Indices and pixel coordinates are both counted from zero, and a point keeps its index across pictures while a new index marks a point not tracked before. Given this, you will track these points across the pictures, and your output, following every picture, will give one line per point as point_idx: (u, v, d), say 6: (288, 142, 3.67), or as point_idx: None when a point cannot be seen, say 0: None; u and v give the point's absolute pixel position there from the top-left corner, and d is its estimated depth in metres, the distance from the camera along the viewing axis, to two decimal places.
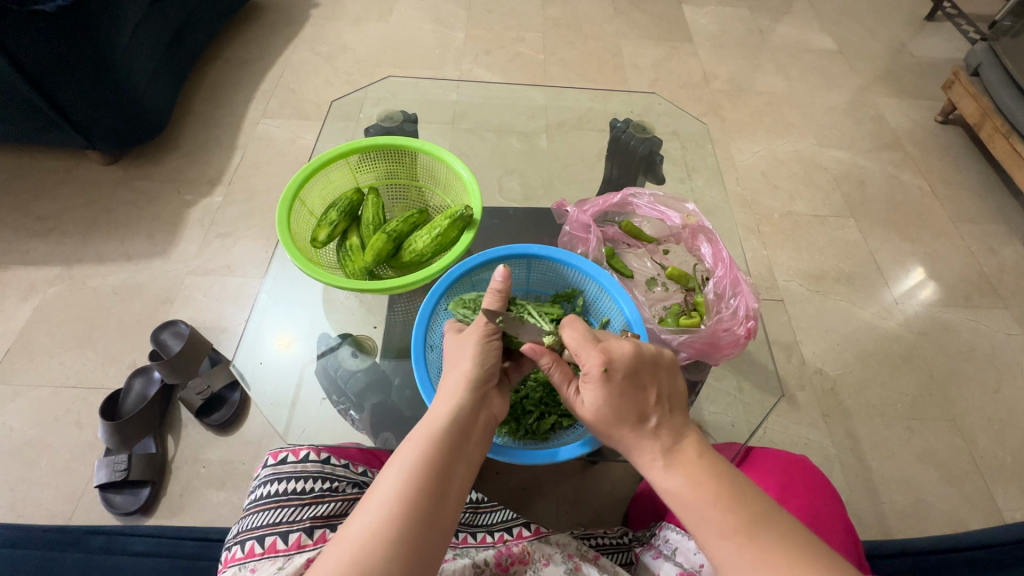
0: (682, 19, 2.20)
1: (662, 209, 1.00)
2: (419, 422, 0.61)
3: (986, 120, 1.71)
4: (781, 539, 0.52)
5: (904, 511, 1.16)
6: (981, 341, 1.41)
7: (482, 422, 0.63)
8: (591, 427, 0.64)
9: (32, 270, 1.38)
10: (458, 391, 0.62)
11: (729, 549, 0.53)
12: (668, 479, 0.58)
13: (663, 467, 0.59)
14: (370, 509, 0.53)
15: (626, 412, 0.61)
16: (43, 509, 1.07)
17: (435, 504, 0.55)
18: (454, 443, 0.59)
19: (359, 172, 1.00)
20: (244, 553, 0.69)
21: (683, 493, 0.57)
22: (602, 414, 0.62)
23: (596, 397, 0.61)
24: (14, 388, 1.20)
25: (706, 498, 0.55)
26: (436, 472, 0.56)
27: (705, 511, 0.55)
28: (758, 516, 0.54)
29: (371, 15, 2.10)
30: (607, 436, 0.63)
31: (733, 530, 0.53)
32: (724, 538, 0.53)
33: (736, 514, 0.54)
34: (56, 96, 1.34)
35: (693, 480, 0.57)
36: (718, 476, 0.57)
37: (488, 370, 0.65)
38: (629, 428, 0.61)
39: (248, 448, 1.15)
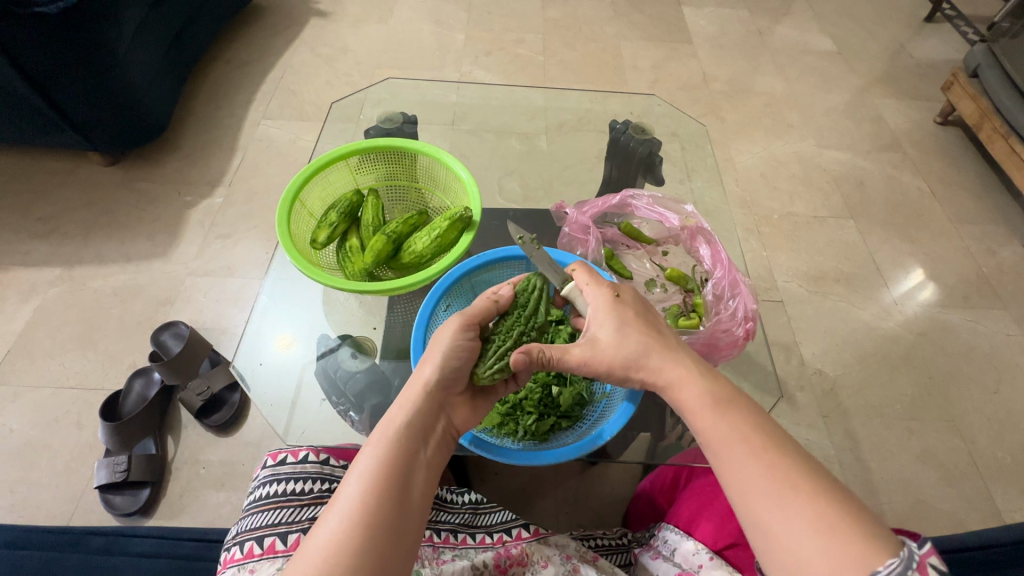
0: (682, 20, 2.21)
1: (661, 211, 1.00)
2: (376, 431, 0.60)
3: (985, 121, 1.72)
4: (805, 467, 0.53)
5: (904, 512, 1.16)
6: (981, 342, 1.41)
7: (441, 428, 0.62)
8: (615, 357, 0.65)
9: (33, 271, 1.39)
10: (413, 396, 0.62)
11: (751, 465, 0.54)
12: (691, 397, 0.61)
13: (689, 382, 0.62)
14: (331, 521, 0.52)
15: (646, 326, 0.67)
16: (43, 510, 1.07)
17: (396, 512, 0.54)
18: (412, 450, 0.58)
19: (359, 173, 1.00)
20: (243, 553, 0.69)
21: (705, 414, 0.59)
22: (625, 330, 0.66)
23: (615, 315, 0.67)
24: (14, 389, 1.20)
25: (731, 420, 0.58)
26: (396, 481, 0.55)
27: (731, 431, 0.57)
28: (781, 442, 0.56)
29: (372, 16, 2.10)
30: (634, 358, 0.65)
31: (760, 451, 0.55)
32: (751, 457, 0.55)
33: (757, 435, 0.56)
34: (57, 98, 1.35)
35: (716, 399, 0.60)
36: (742, 406, 0.60)
37: (452, 372, 0.64)
38: (654, 340, 0.66)
39: (248, 449, 1.15)
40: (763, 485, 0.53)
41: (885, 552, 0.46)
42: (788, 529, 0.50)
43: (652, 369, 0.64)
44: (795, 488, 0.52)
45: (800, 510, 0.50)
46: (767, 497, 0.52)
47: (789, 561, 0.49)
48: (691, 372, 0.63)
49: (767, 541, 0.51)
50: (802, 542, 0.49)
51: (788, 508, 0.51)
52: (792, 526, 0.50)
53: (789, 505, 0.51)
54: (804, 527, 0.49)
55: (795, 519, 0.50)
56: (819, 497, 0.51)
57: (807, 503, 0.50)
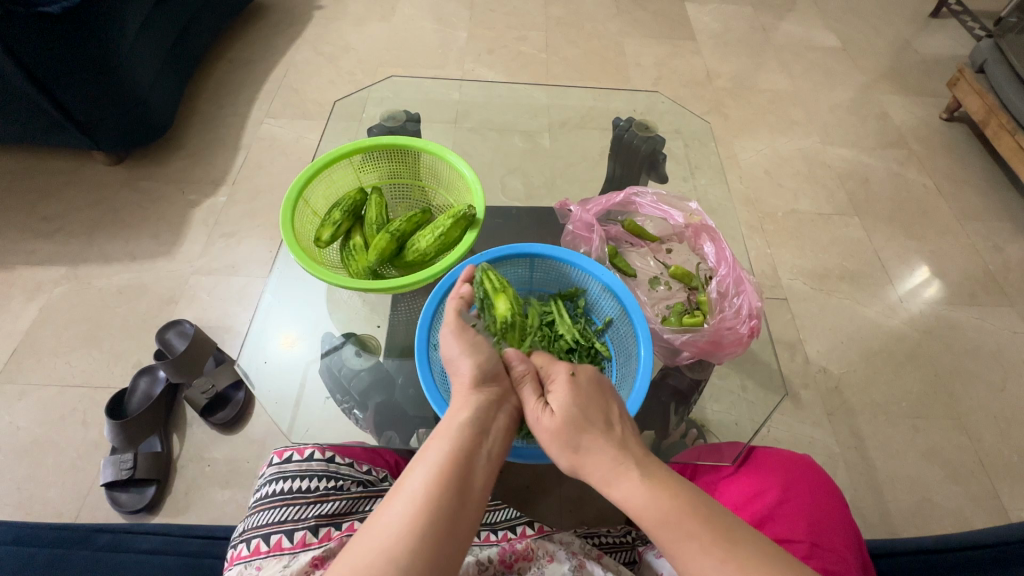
0: (685, 17, 2.19)
1: (665, 209, 1.01)
2: (437, 425, 0.62)
3: (991, 117, 1.70)
4: (755, 557, 0.52)
5: (909, 510, 1.16)
6: (987, 339, 1.40)
7: (500, 421, 0.64)
8: (559, 441, 0.64)
9: (39, 270, 1.39)
10: (469, 393, 0.64)
11: (708, 560, 0.52)
12: (632, 494, 0.58)
13: (630, 474, 0.59)
14: (400, 504, 0.53)
15: (596, 409, 0.65)
16: (51, 508, 1.07)
17: (458, 499, 0.55)
18: (471, 441, 0.60)
19: (362, 172, 1.00)
20: (249, 551, 0.69)
21: (650, 508, 0.57)
22: (573, 412, 0.64)
23: (567, 397, 0.65)
24: (21, 388, 1.21)
25: (679, 514, 0.55)
26: (459, 468, 0.57)
27: (677, 526, 0.55)
28: (731, 529, 0.54)
29: (374, 15, 2.10)
30: (580, 444, 0.62)
31: (710, 545, 0.53)
32: (702, 553, 0.53)
33: (709, 526, 0.54)
34: (62, 98, 1.35)
35: (659, 491, 0.57)
36: (688, 495, 0.57)
37: (491, 363, 0.67)
38: (601, 427, 0.63)
39: (253, 447, 1.15)
40: None
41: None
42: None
43: (595, 458, 0.61)
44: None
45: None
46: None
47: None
48: (633, 464, 0.60)
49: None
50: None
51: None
52: None
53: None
54: None
55: None
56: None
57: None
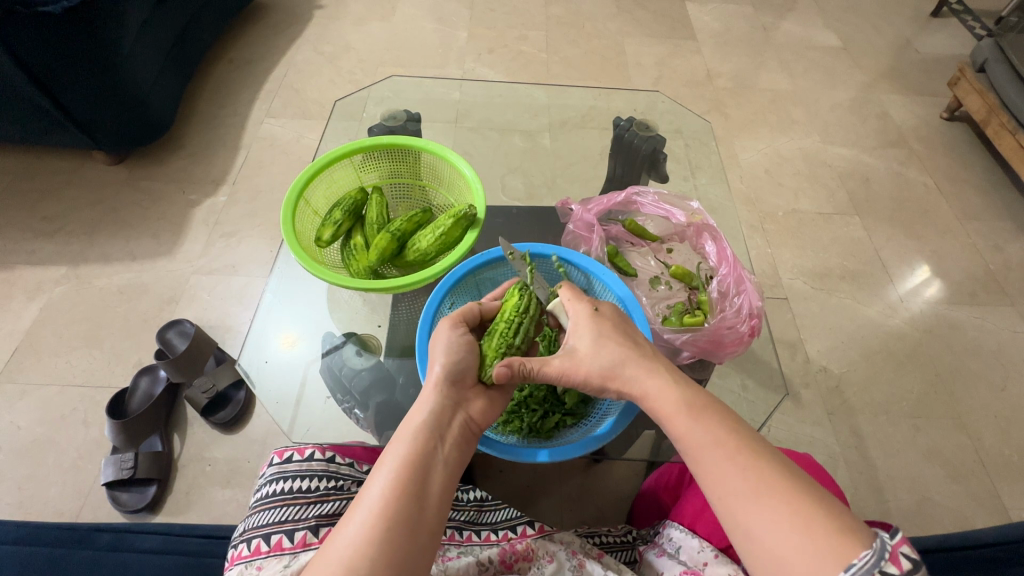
0: (686, 17, 2.19)
1: (667, 208, 1.01)
2: (396, 432, 0.61)
3: (992, 116, 1.70)
4: (775, 464, 0.53)
5: (909, 509, 1.16)
6: (988, 339, 1.40)
7: (458, 424, 0.63)
8: (593, 371, 0.65)
9: (40, 270, 1.39)
10: (428, 397, 0.63)
11: (730, 464, 0.54)
12: (665, 403, 0.61)
13: (661, 389, 0.62)
14: (358, 517, 0.53)
15: (625, 337, 0.67)
16: (52, 508, 1.08)
17: (416, 507, 0.55)
18: (429, 448, 0.59)
19: (362, 171, 1.00)
20: (249, 551, 0.69)
21: (680, 419, 0.59)
22: (602, 340, 0.66)
23: (594, 328, 0.67)
24: (22, 387, 1.21)
25: (705, 425, 0.58)
26: (417, 477, 0.57)
27: (705, 433, 0.57)
28: (755, 441, 0.56)
29: (375, 14, 2.10)
30: (609, 366, 0.64)
31: (735, 451, 0.55)
32: (726, 460, 0.54)
33: (734, 435, 0.56)
34: (62, 98, 1.35)
35: (690, 402, 0.60)
36: (713, 410, 0.59)
37: (458, 366, 0.66)
38: (631, 350, 0.65)
39: (254, 447, 1.16)
40: (739, 485, 0.52)
41: (859, 544, 0.46)
42: (768, 530, 0.49)
43: (626, 379, 0.64)
44: (770, 486, 0.51)
45: (779, 506, 0.50)
46: (744, 499, 0.52)
47: (769, 559, 0.49)
48: (666, 379, 0.63)
49: (749, 544, 0.50)
50: (781, 542, 0.48)
51: (763, 506, 0.50)
52: (768, 522, 0.50)
53: (764, 505, 0.50)
54: (781, 525, 0.49)
55: (772, 517, 0.50)
56: (793, 493, 0.51)
57: (782, 501, 0.50)
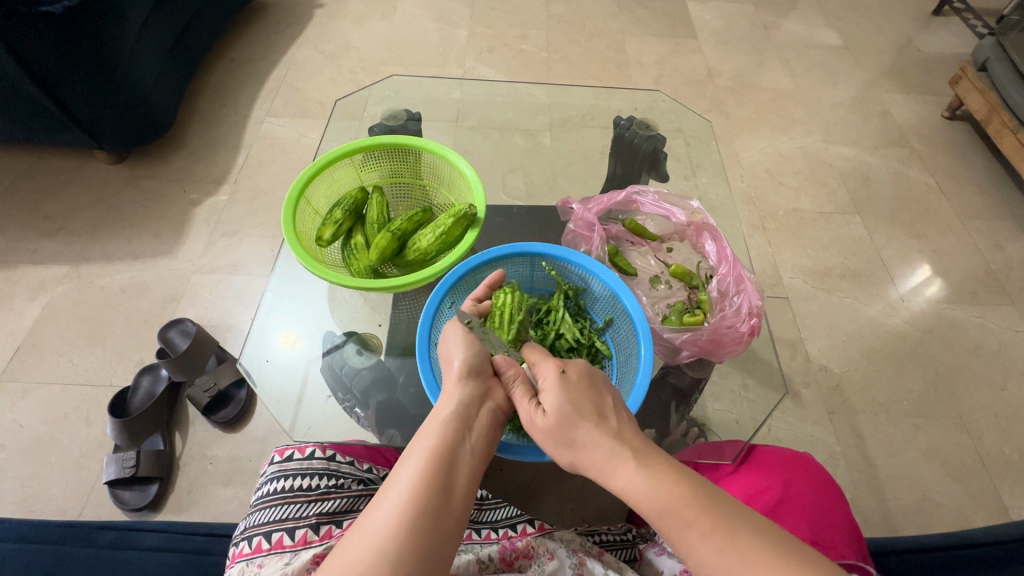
0: (686, 15, 2.19)
1: (667, 207, 1.01)
2: (424, 424, 0.62)
3: (993, 115, 1.70)
4: (758, 548, 0.50)
5: (909, 508, 1.16)
6: (988, 338, 1.40)
7: (485, 416, 0.64)
8: (555, 441, 0.63)
9: (42, 269, 1.40)
10: (454, 389, 0.65)
11: (711, 549, 0.51)
12: (630, 486, 0.57)
13: (627, 467, 0.58)
14: (388, 503, 0.54)
15: (586, 407, 0.63)
16: (54, 505, 1.08)
17: (445, 495, 0.56)
18: (457, 437, 0.60)
19: (363, 171, 1.00)
20: (250, 548, 0.70)
21: (648, 501, 0.56)
22: (564, 410, 0.63)
23: (556, 397, 0.64)
24: (25, 386, 1.22)
25: (677, 506, 0.54)
26: (445, 465, 0.58)
27: (677, 517, 0.53)
28: (733, 519, 0.52)
29: (375, 13, 2.10)
30: (573, 440, 0.62)
31: (712, 534, 0.52)
32: (704, 544, 0.52)
33: (710, 515, 0.53)
34: (64, 98, 1.36)
35: (657, 482, 0.56)
36: (687, 483, 0.56)
37: (478, 359, 0.68)
38: (593, 421, 0.62)
39: (255, 445, 1.16)
40: (723, 571, 0.50)
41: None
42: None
43: (589, 452, 0.61)
44: (754, 569, 0.49)
45: None
46: None
47: None
48: (628, 456, 0.59)
49: None
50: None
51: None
52: None
53: None
54: None
55: None
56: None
57: None
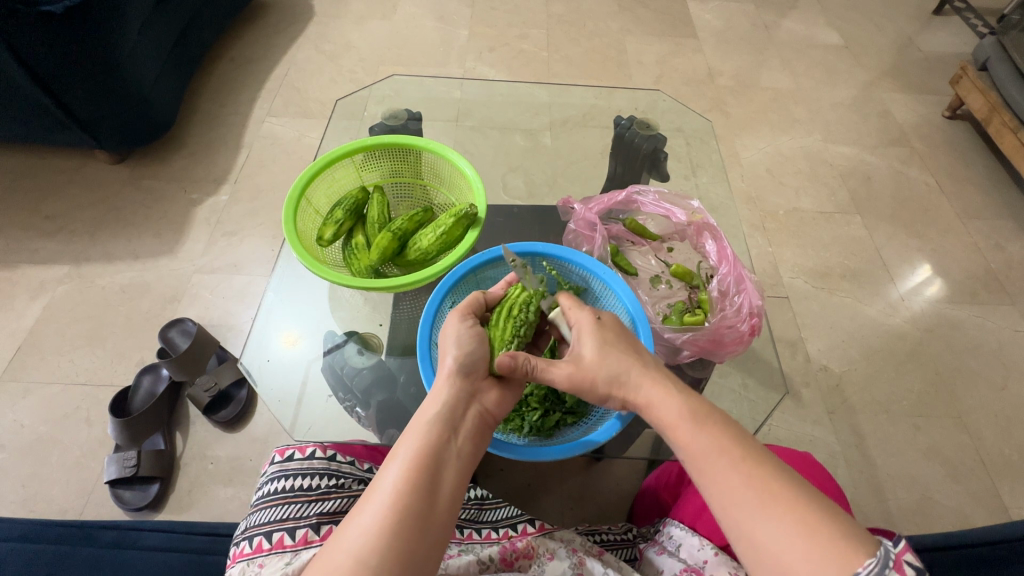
0: (687, 15, 2.19)
1: (668, 206, 1.01)
2: (410, 424, 0.62)
3: (994, 115, 1.70)
4: (780, 473, 0.53)
5: (909, 508, 1.16)
6: (989, 337, 1.40)
7: (470, 418, 0.64)
8: (592, 381, 0.66)
9: (42, 269, 1.40)
10: (441, 390, 0.65)
11: (736, 473, 0.54)
12: (670, 413, 0.61)
13: (665, 398, 0.62)
14: (371, 507, 0.54)
15: (629, 346, 0.67)
16: (55, 505, 1.08)
17: (429, 499, 0.56)
18: (442, 440, 0.60)
19: (364, 171, 1.00)
20: (251, 548, 0.69)
21: (684, 428, 0.59)
22: (606, 348, 0.66)
23: (596, 337, 0.67)
24: (25, 386, 1.22)
25: (709, 433, 0.58)
26: (430, 468, 0.58)
27: (710, 443, 0.57)
28: (758, 450, 0.56)
29: (375, 13, 2.10)
30: (614, 374, 0.65)
31: (738, 461, 0.54)
32: (731, 469, 0.54)
33: (738, 444, 0.56)
34: (65, 98, 1.36)
35: (693, 412, 0.60)
36: (718, 417, 0.60)
37: (470, 357, 0.68)
38: (635, 358, 0.66)
39: (256, 445, 1.16)
40: (744, 493, 0.52)
41: (862, 551, 0.46)
42: (771, 537, 0.49)
43: (631, 386, 0.65)
44: (774, 493, 0.51)
45: (780, 515, 0.50)
46: (747, 507, 0.52)
47: (774, 565, 0.49)
48: (669, 388, 0.63)
49: (753, 549, 0.51)
50: (785, 548, 0.48)
51: (767, 511, 0.51)
52: (773, 531, 0.50)
53: (769, 511, 0.51)
54: (786, 533, 0.49)
55: (776, 523, 0.50)
56: (798, 502, 0.50)
57: (786, 506, 0.50)
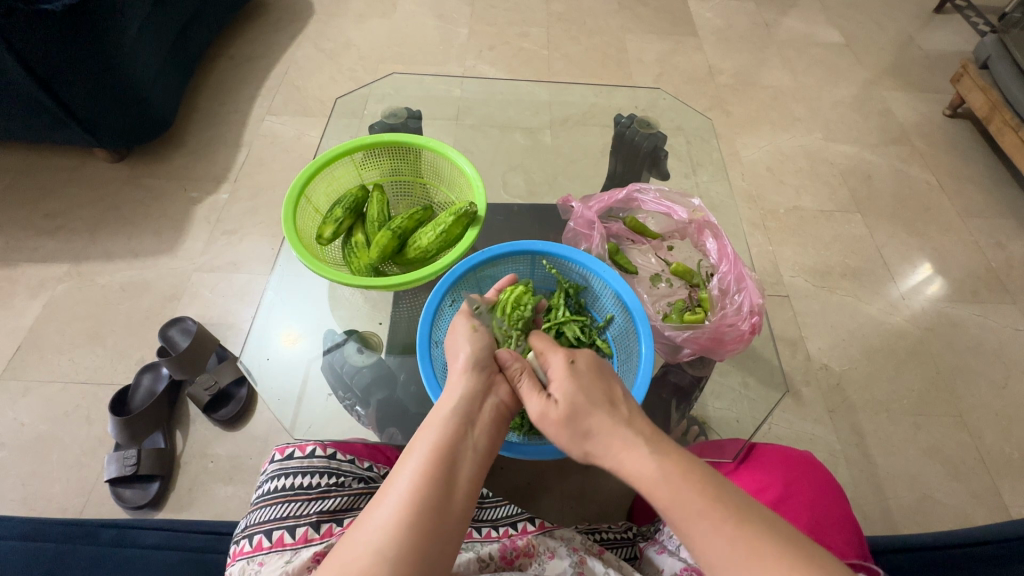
0: (687, 13, 2.19)
1: (668, 204, 1.00)
2: (426, 419, 0.63)
3: (995, 113, 1.70)
4: (765, 534, 0.49)
5: (910, 507, 1.16)
6: (989, 336, 1.40)
7: (487, 411, 0.64)
8: (563, 430, 0.64)
9: (42, 268, 1.40)
10: (457, 385, 0.65)
11: (719, 538, 0.50)
12: (642, 472, 0.57)
13: (636, 455, 0.58)
14: (389, 499, 0.54)
15: (599, 394, 0.64)
16: (55, 503, 1.08)
17: (446, 490, 0.56)
18: (459, 432, 0.61)
19: (364, 169, 1.00)
20: (251, 547, 0.70)
21: (658, 488, 0.55)
22: (575, 398, 0.64)
23: (568, 384, 0.65)
24: (25, 384, 1.22)
25: (686, 492, 0.54)
26: (447, 460, 0.58)
27: (688, 505, 0.53)
28: (741, 508, 0.52)
29: (375, 11, 2.10)
30: (584, 427, 0.62)
31: (721, 523, 0.51)
32: (714, 534, 0.51)
33: (717, 504, 0.52)
34: (65, 96, 1.35)
35: (667, 470, 0.56)
36: (699, 470, 0.56)
37: (482, 354, 0.70)
38: (606, 407, 0.63)
39: (256, 444, 1.16)
40: (730, 560, 0.49)
41: None
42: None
43: (600, 439, 0.61)
44: (763, 560, 0.48)
45: None
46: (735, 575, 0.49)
47: None
48: (639, 444, 0.59)
49: None
50: None
51: None
52: None
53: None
54: None
55: None
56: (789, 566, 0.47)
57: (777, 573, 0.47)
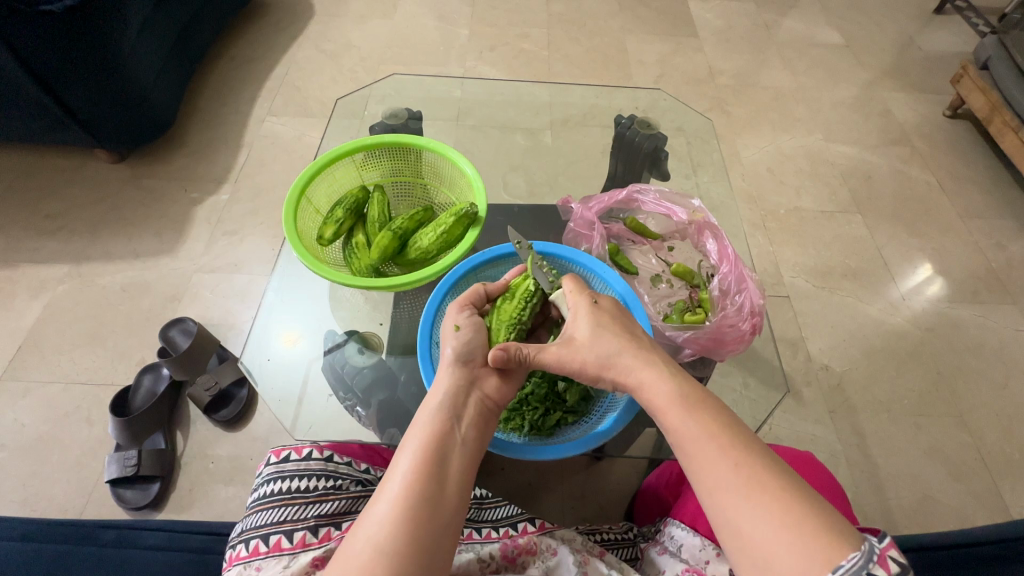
0: (688, 14, 2.19)
1: (668, 205, 1.01)
2: (414, 418, 0.63)
3: (995, 114, 1.70)
4: (769, 466, 0.53)
5: (910, 507, 1.16)
6: (990, 337, 1.40)
7: (473, 404, 0.64)
8: (582, 363, 0.66)
9: (43, 269, 1.40)
10: (442, 381, 0.65)
11: (724, 463, 0.54)
12: (659, 395, 0.61)
13: (655, 380, 0.62)
14: (383, 501, 0.55)
15: (622, 328, 0.67)
16: (55, 504, 1.08)
17: (437, 486, 0.56)
18: (446, 428, 0.61)
19: (364, 170, 1.00)
20: (247, 552, 0.69)
21: (673, 412, 0.59)
22: (597, 331, 0.67)
23: (590, 321, 0.68)
24: (26, 385, 1.22)
25: (699, 419, 0.58)
26: (436, 457, 0.58)
27: (700, 429, 0.57)
28: (749, 441, 0.55)
29: (375, 12, 2.10)
30: (606, 356, 0.65)
31: (729, 449, 0.54)
32: (721, 456, 0.54)
33: (729, 432, 0.56)
34: (65, 97, 1.36)
35: (684, 396, 0.60)
36: (713, 405, 0.59)
37: (467, 347, 0.68)
38: (628, 340, 0.66)
39: (256, 444, 1.16)
40: (732, 484, 0.52)
41: (848, 545, 0.46)
42: (756, 528, 0.49)
43: (621, 368, 0.64)
44: (763, 485, 0.51)
45: (767, 508, 0.50)
46: (735, 496, 0.52)
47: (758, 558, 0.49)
48: (660, 370, 0.63)
49: (738, 539, 0.51)
50: (769, 538, 0.48)
51: (753, 504, 0.50)
52: (759, 522, 0.50)
53: (756, 503, 0.50)
54: (770, 526, 0.49)
55: (762, 517, 0.50)
56: (787, 495, 0.50)
57: (774, 500, 0.50)
